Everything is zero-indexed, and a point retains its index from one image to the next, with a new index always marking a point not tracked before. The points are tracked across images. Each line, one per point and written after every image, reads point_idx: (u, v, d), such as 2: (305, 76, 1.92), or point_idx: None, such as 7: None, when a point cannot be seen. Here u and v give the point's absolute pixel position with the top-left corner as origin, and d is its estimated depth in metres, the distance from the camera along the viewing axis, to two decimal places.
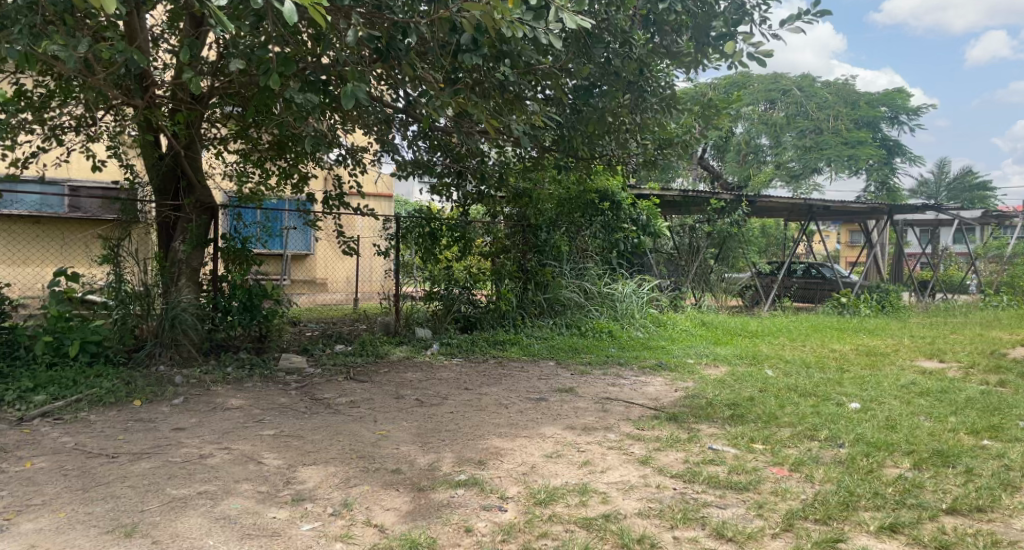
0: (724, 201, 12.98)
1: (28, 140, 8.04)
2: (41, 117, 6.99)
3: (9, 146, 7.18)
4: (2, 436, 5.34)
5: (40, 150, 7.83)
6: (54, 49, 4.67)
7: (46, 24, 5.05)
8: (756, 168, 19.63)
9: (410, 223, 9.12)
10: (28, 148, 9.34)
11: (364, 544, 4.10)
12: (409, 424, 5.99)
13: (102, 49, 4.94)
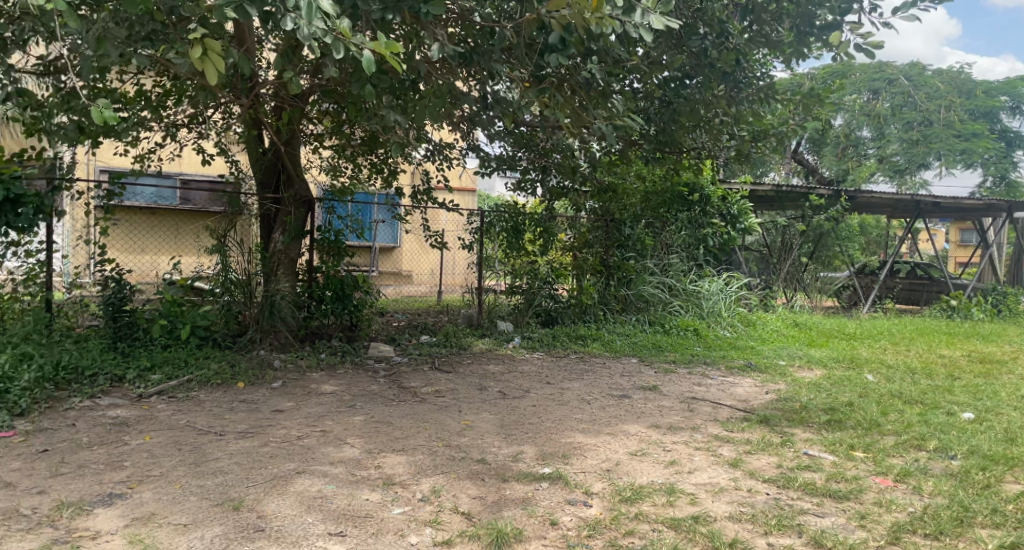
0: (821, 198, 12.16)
1: (147, 135, 8.49)
2: (158, 115, 7.38)
3: (132, 143, 7.60)
4: (124, 411, 5.66)
5: (157, 145, 8.26)
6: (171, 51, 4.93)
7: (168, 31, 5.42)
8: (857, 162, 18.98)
9: (494, 216, 9.26)
10: (146, 144, 9.86)
11: (452, 531, 4.15)
12: (492, 416, 6.04)
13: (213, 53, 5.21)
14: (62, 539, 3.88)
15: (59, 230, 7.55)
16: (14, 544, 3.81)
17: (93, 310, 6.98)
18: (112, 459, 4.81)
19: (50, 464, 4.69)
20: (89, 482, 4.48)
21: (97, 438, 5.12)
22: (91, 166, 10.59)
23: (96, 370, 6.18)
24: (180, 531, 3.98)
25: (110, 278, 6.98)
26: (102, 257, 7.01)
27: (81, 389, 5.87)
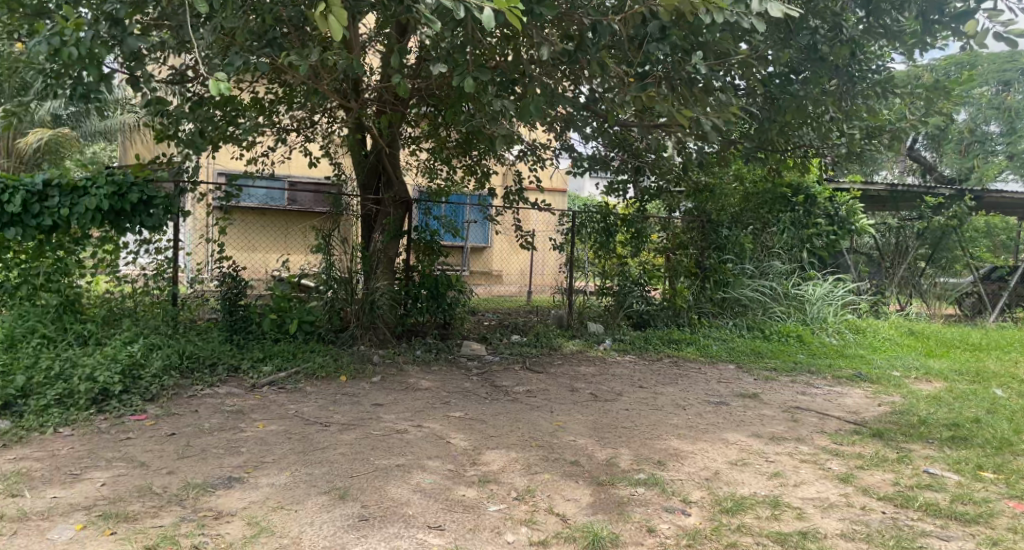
0: (942, 198, 11.83)
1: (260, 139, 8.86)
2: (271, 121, 7.70)
3: (246, 147, 7.94)
4: (239, 400, 5.89)
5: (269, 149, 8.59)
6: (292, 59, 5.27)
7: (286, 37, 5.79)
8: (984, 159, 17.62)
9: (584, 216, 9.20)
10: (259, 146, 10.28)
11: (548, 532, 4.13)
12: (585, 417, 5.98)
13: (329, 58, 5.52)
14: (188, 517, 4.05)
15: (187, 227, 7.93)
16: (147, 519, 4.00)
17: (212, 304, 7.27)
18: (230, 445, 5.00)
19: (175, 446, 4.92)
20: (211, 465, 4.68)
21: (217, 424, 5.34)
22: (210, 168, 11.13)
23: (215, 359, 6.45)
24: (292, 516, 4.12)
25: (227, 274, 7.29)
26: (220, 254, 7.34)
27: (202, 378, 6.12)
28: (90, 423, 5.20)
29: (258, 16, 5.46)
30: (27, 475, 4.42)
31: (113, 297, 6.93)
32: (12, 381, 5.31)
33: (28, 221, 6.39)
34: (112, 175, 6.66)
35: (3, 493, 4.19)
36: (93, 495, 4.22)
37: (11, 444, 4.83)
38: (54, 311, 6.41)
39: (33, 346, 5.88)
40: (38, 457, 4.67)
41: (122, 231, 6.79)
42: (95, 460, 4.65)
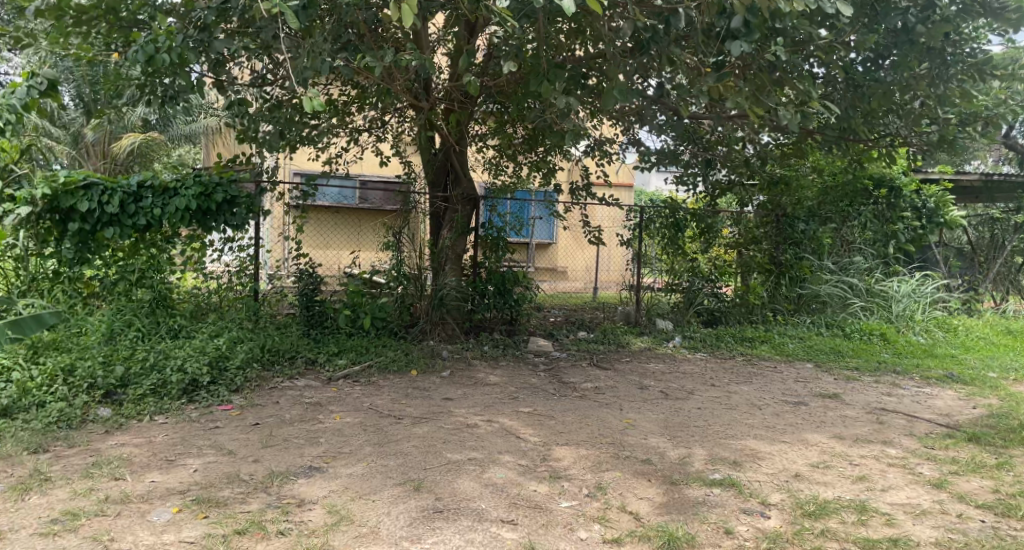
0: None
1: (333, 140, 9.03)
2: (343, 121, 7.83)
3: (321, 148, 8.09)
4: (317, 391, 6.00)
5: (342, 149, 8.74)
6: (370, 61, 5.38)
7: (360, 37, 5.89)
8: None
9: (654, 213, 9.08)
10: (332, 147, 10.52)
11: (621, 530, 4.07)
12: (656, 415, 5.87)
13: (403, 58, 5.59)
14: (273, 504, 4.14)
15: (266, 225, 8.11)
16: (237, 504, 4.11)
17: (290, 299, 7.40)
18: (310, 435, 5.10)
19: (259, 436, 5.04)
20: (293, 455, 4.77)
21: (297, 415, 5.44)
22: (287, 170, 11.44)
23: (294, 353, 6.59)
24: (370, 506, 4.17)
25: (304, 272, 7.40)
26: (298, 252, 7.46)
27: (283, 371, 6.27)
28: (182, 412, 5.38)
29: (336, 18, 5.58)
30: (127, 459, 4.59)
31: (200, 292, 7.10)
32: (112, 371, 5.53)
33: (126, 221, 6.68)
34: (199, 177, 6.89)
35: (107, 475, 4.36)
36: (187, 481, 4.36)
37: (113, 431, 5.02)
38: (148, 305, 6.70)
39: (131, 338, 6.13)
40: (137, 443, 4.83)
41: (208, 230, 7.01)
42: (187, 447, 4.80)
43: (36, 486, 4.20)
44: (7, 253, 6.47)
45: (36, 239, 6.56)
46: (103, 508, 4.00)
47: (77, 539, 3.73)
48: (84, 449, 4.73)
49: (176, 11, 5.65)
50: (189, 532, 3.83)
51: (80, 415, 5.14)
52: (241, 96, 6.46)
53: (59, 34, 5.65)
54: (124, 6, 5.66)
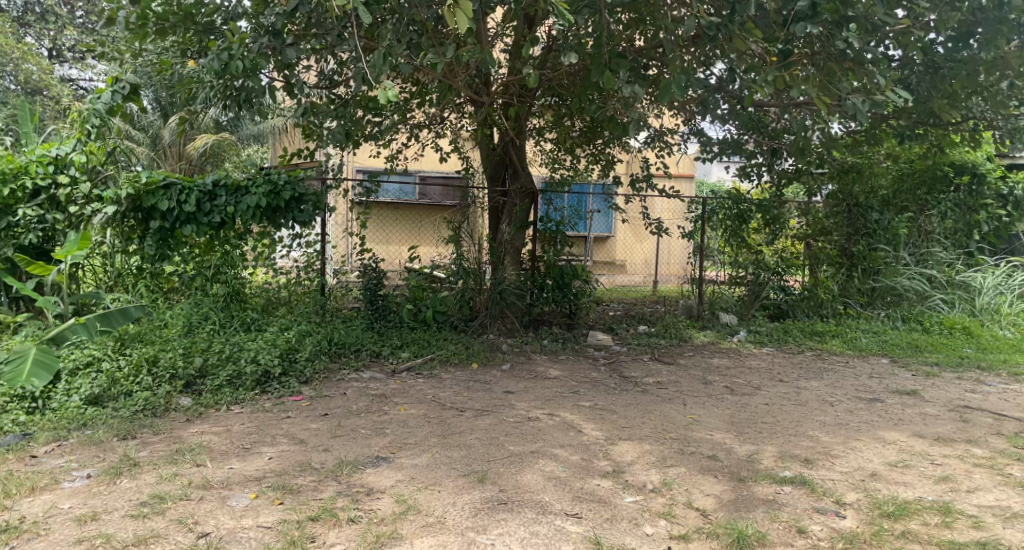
0: None
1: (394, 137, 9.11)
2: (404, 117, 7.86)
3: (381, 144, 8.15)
4: (381, 383, 6.06)
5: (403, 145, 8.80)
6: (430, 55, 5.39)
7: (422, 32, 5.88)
8: None
9: (716, 203, 8.84)
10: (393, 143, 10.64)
11: (688, 526, 3.98)
12: (722, 411, 5.73)
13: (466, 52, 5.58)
14: (344, 492, 4.19)
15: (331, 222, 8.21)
16: (310, 492, 4.17)
17: (355, 293, 7.51)
18: (376, 426, 5.14)
19: (328, 426, 5.10)
20: (361, 445, 4.82)
21: (363, 406, 5.50)
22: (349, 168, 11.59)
23: (359, 345, 6.65)
24: (435, 496, 4.17)
25: (369, 266, 7.48)
26: (362, 246, 7.52)
27: (349, 363, 6.35)
28: (257, 402, 5.50)
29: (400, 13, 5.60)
30: (208, 446, 4.70)
31: (270, 287, 7.25)
32: (192, 362, 5.69)
33: (202, 219, 6.87)
34: (268, 175, 7.05)
35: (190, 461, 4.48)
36: (263, 468, 4.44)
37: (194, 419, 5.16)
38: (223, 299, 6.84)
39: (208, 331, 6.30)
40: (216, 432, 4.95)
41: (278, 227, 7.16)
42: (262, 436, 4.89)
43: (125, 470, 4.34)
44: (96, 250, 6.75)
45: (121, 237, 6.86)
46: (187, 492, 4.11)
47: (164, 521, 3.83)
48: (167, 436, 4.87)
49: (248, 13, 5.76)
50: (266, 517, 3.90)
51: (165, 404, 5.30)
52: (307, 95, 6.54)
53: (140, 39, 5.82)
54: (199, 10, 5.81)
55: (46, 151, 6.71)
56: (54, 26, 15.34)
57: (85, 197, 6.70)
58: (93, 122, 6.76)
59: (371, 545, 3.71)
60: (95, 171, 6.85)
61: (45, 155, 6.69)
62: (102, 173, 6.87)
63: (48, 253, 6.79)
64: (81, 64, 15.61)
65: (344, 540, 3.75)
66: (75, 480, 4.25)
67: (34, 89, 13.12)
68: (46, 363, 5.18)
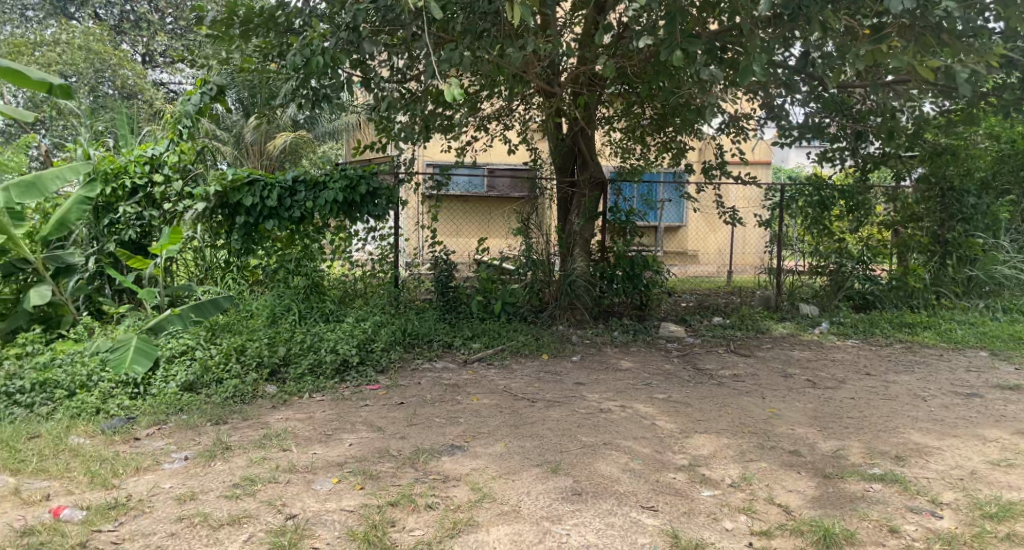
0: None
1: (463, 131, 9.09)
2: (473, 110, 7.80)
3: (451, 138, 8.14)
4: (453, 373, 6.07)
5: (472, 139, 8.78)
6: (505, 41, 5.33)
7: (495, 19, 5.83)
8: None
9: (794, 190, 8.58)
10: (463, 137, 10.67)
11: (770, 522, 3.84)
12: (804, 405, 5.52)
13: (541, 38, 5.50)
14: (421, 479, 4.20)
15: (404, 216, 8.22)
16: (388, 478, 4.20)
17: (427, 285, 7.54)
18: (450, 415, 5.14)
19: (404, 414, 5.13)
20: (436, 433, 4.83)
21: (437, 395, 5.52)
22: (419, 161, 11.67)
23: (431, 336, 6.67)
24: (509, 485, 4.14)
25: (440, 258, 7.53)
26: (433, 239, 7.55)
27: (422, 353, 6.39)
28: (337, 390, 5.58)
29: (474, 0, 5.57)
30: (293, 432, 4.80)
31: (347, 280, 7.32)
32: (275, 351, 5.82)
33: (283, 214, 7.02)
34: (344, 170, 7.13)
35: (277, 446, 4.58)
36: (344, 454, 4.50)
37: (279, 406, 5.27)
38: (304, 291, 6.93)
39: (292, 322, 6.44)
40: (300, 418, 5.04)
41: (354, 221, 7.26)
42: (343, 423, 4.96)
43: (219, 453, 4.47)
44: (188, 244, 6.96)
45: (210, 232, 7.10)
46: (275, 476, 4.20)
47: (254, 502, 3.92)
48: (256, 422, 4.99)
49: (327, 14, 5.77)
50: (348, 501, 3.95)
51: (252, 391, 5.43)
52: (382, 90, 6.57)
53: (224, 38, 5.93)
54: (281, 13, 5.85)
55: (143, 150, 6.90)
56: (146, 33, 16.03)
57: (178, 194, 6.94)
58: (185, 123, 6.99)
59: (448, 531, 3.70)
60: (187, 170, 7.05)
61: (142, 155, 6.89)
62: (193, 172, 7.06)
63: (145, 248, 7.05)
64: (170, 67, 16.30)
65: (423, 526, 3.75)
66: (174, 461, 4.39)
67: (130, 94, 13.61)
68: (146, 350, 5.38)
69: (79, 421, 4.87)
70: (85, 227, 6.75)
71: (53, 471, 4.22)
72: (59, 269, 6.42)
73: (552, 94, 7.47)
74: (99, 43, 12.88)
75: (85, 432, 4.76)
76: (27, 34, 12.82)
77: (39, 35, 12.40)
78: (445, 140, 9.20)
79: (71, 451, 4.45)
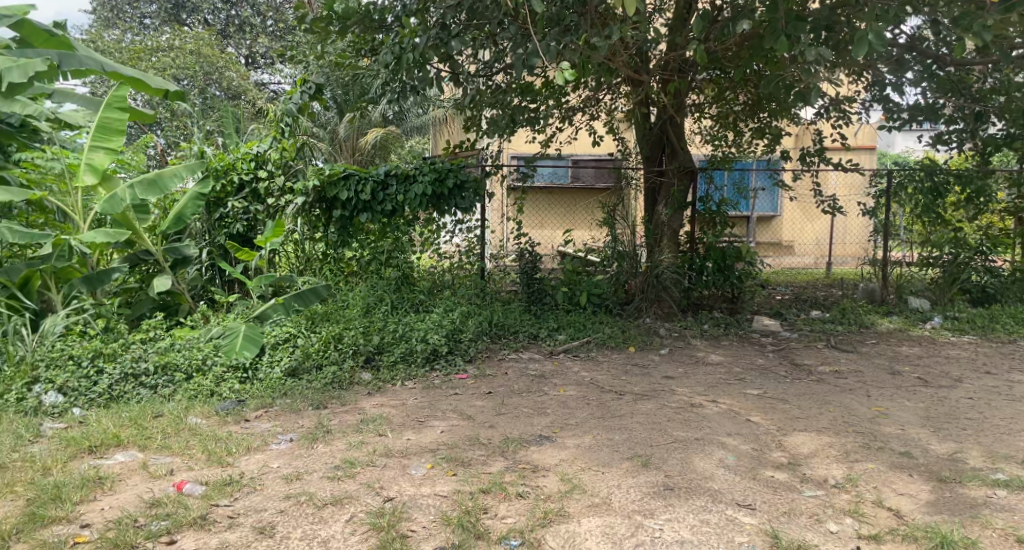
0: None
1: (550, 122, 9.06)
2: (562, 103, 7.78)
3: (539, 130, 8.11)
4: (539, 363, 6.11)
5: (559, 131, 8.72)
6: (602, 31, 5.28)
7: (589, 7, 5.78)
8: None
9: (903, 176, 8.13)
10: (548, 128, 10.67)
11: (880, 526, 3.68)
12: (914, 404, 5.24)
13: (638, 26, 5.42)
14: (511, 468, 4.26)
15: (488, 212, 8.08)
16: (480, 465, 4.28)
17: (513, 276, 7.52)
18: (538, 406, 5.17)
19: (492, 403, 5.21)
20: (525, 423, 4.87)
21: (524, 386, 5.56)
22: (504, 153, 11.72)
23: (518, 328, 6.70)
24: (599, 477, 4.13)
25: (525, 250, 7.46)
26: (518, 231, 7.49)
27: (509, 344, 6.44)
28: (427, 378, 5.72)
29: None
30: (387, 417, 4.95)
31: (435, 271, 7.42)
32: (370, 339, 5.99)
33: (376, 207, 7.25)
34: (433, 164, 7.27)
35: (373, 431, 4.74)
36: (436, 440, 4.61)
37: (374, 392, 5.46)
38: (395, 282, 7.14)
39: (384, 312, 6.60)
40: (393, 405, 5.19)
41: (442, 213, 7.36)
42: (434, 410, 5.08)
43: (320, 436, 4.67)
44: (289, 237, 7.26)
45: (310, 226, 7.40)
46: (373, 459, 4.35)
47: (355, 484, 4.07)
48: (352, 407, 5.17)
49: (419, 8, 5.87)
50: (442, 487, 4.04)
51: (349, 378, 5.64)
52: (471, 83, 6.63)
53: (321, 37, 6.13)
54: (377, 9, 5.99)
55: (249, 148, 7.32)
56: (249, 36, 16.87)
57: (280, 189, 7.30)
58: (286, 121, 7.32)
59: (540, 521, 3.73)
60: (289, 166, 7.35)
61: (248, 152, 7.32)
62: (293, 168, 7.35)
63: (252, 241, 7.44)
64: (270, 67, 17.05)
65: (515, 514, 3.80)
66: (280, 442, 4.62)
67: (235, 95, 14.29)
68: (252, 336, 5.68)
69: (195, 403, 5.18)
70: (199, 221, 7.22)
71: (174, 448, 4.51)
72: (178, 261, 6.83)
73: (639, 82, 7.37)
74: (208, 47, 13.62)
75: (201, 413, 5.06)
76: (144, 41, 13.69)
77: (155, 41, 13.22)
78: (530, 133, 9.19)
79: (189, 431, 4.75)
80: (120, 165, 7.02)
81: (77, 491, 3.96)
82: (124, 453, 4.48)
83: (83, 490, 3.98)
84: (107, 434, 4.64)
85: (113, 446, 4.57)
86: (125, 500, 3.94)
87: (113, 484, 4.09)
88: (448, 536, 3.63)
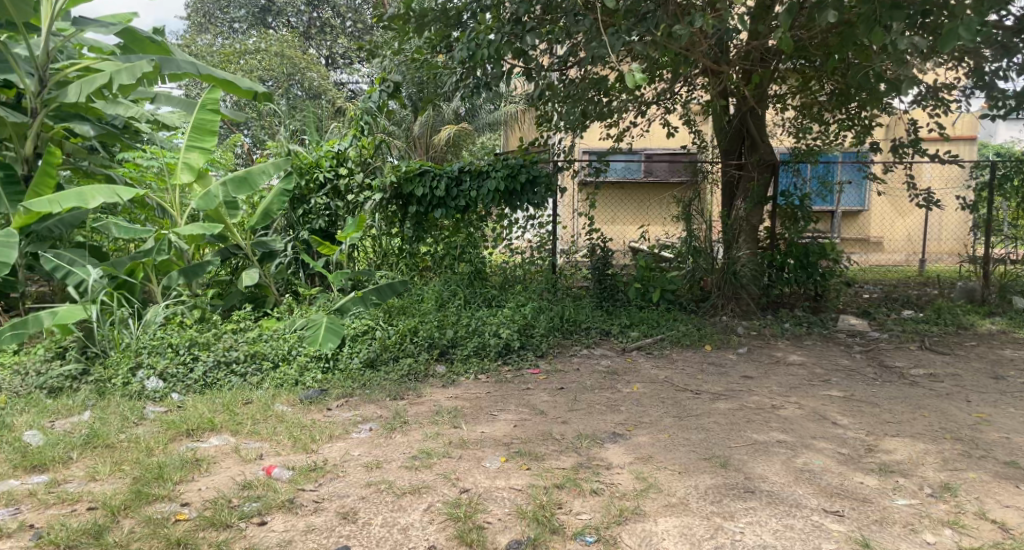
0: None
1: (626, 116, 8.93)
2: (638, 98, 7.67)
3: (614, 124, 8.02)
4: (612, 360, 6.05)
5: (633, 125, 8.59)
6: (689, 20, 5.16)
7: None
8: None
9: (1010, 167, 7.56)
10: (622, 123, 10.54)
11: (983, 540, 3.47)
12: (1019, 411, 4.91)
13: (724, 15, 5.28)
14: (585, 464, 4.24)
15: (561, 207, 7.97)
16: (553, 460, 4.28)
17: (584, 273, 7.47)
18: (611, 403, 5.12)
19: (566, 399, 5.19)
20: (598, 419, 4.84)
21: (596, 382, 5.52)
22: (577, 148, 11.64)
23: (592, 324, 6.66)
24: (677, 477, 4.05)
25: (597, 246, 7.37)
26: (591, 227, 7.38)
27: (581, 339, 6.40)
28: (499, 372, 5.76)
29: None
30: (460, 410, 5.01)
31: (507, 266, 7.52)
32: (444, 334, 6.10)
33: (450, 203, 7.35)
34: (506, 160, 7.31)
35: (449, 422, 4.80)
36: (509, 434, 4.63)
37: (449, 385, 5.52)
38: (468, 277, 7.28)
39: (457, 306, 6.70)
40: (466, 398, 5.25)
41: (513, 209, 7.40)
42: (506, 405, 5.11)
43: (398, 426, 4.77)
44: (367, 232, 7.48)
45: (386, 221, 7.61)
46: (449, 451, 4.41)
47: (432, 474, 4.15)
48: (427, 399, 5.27)
49: (494, 5, 5.90)
50: (517, 480, 4.07)
51: (424, 369, 5.74)
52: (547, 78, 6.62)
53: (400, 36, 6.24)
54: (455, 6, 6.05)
55: (330, 146, 7.47)
56: (330, 37, 17.40)
57: (359, 186, 7.47)
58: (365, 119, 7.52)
59: (616, 518, 3.69)
60: (367, 164, 7.50)
61: (330, 150, 7.46)
62: (372, 165, 7.50)
63: (333, 235, 7.68)
64: (350, 67, 17.51)
65: (590, 510, 3.78)
66: (361, 431, 4.76)
67: (316, 95, 14.74)
68: (335, 328, 5.88)
69: (282, 391, 5.40)
70: (282, 216, 7.46)
71: (263, 434, 4.71)
72: (264, 254, 7.14)
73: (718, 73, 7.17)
74: (291, 49, 14.10)
75: (287, 401, 5.26)
76: (233, 45, 14.31)
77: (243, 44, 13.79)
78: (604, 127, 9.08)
79: (276, 417, 4.95)
80: (211, 164, 7.37)
81: (177, 471, 4.18)
82: (217, 437, 4.71)
83: (183, 470, 4.20)
84: (203, 419, 4.89)
85: (208, 430, 4.81)
86: (219, 481, 4.14)
87: (208, 466, 4.31)
88: (523, 529, 3.65)
